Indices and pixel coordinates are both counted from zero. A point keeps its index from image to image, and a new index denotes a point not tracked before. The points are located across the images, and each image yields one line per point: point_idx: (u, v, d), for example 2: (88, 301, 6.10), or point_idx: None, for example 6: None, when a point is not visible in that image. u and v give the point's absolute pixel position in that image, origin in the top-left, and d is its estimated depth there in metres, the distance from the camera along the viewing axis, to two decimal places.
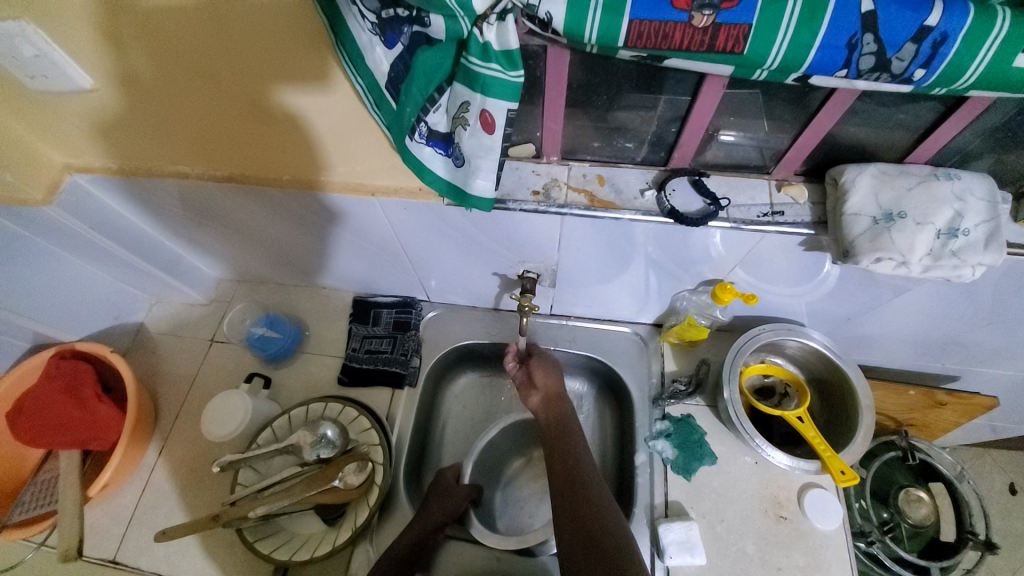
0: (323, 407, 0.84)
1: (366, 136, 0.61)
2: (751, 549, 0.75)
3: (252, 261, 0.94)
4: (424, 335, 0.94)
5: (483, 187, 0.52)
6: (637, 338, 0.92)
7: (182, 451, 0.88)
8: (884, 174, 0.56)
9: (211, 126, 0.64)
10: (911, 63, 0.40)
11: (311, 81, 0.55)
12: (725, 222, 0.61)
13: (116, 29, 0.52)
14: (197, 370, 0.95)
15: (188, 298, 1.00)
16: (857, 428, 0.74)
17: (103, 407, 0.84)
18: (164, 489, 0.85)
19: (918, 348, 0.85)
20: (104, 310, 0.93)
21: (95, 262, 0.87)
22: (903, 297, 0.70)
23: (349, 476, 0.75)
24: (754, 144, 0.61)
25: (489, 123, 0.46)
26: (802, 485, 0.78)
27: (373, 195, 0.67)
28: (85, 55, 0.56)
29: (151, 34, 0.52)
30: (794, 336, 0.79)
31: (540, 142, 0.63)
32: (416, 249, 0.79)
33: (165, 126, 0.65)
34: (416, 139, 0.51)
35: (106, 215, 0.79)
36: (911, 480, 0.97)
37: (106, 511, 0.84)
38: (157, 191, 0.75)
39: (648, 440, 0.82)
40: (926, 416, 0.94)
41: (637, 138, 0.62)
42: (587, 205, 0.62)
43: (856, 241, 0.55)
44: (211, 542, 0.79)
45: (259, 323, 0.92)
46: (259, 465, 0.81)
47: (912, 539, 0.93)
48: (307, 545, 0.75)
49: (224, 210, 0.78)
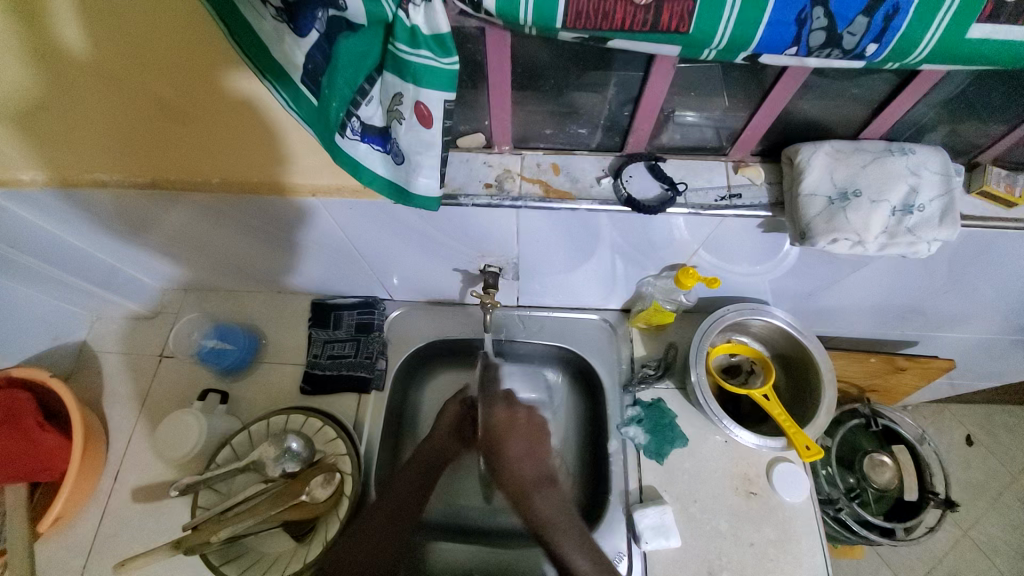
0: (285, 420, 0.80)
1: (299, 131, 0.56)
2: (723, 526, 0.76)
3: (197, 269, 0.88)
4: (389, 336, 0.91)
5: (427, 185, 0.48)
6: (606, 325, 0.91)
7: (139, 474, 0.83)
8: (838, 152, 0.55)
9: (127, 127, 0.58)
10: (863, 38, 0.38)
11: (233, 71, 0.50)
12: (683, 208, 0.59)
13: (16, 22, 0.47)
14: (148, 388, 0.89)
15: (130, 311, 0.94)
16: (820, 403, 0.75)
17: (47, 436, 0.78)
18: (122, 515, 0.80)
19: (878, 318, 0.87)
20: (39, 332, 0.86)
21: (22, 280, 0.80)
22: (860, 271, 0.70)
23: (316, 489, 0.72)
24: (710, 124, 0.59)
25: (425, 116, 0.43)
26: (770, 460, 0.80)
27: (315, 195, 0.63)
28: None
29: (55, 23, 0.47)
30: (758, 314, 0.80)
31: (489, 131, 0.60)
32: (371, 249, 0.75)
33: (75, 131, 0.59)
34: (349, 136, 0.46)
35: (24, 230, 0.72)
36: (875, 446, 0.99)
37: (58, 545, 0.79)
38: (80, 203, 0.68)
39: (620, 427, 0.82)
40: (888, 381, 0.97)
41: (591, 123, 0.59)
42: (542, 196, 0.59)
43: (813, 222, 0.54)
44: (175, 568, 0.75)
45: (210, 336, 0.87)
46: (219, 485, 0.77)
47: (878, 502, 0.96)
48: (277, 563, 0.72)
49: (156, 218, 0.72)
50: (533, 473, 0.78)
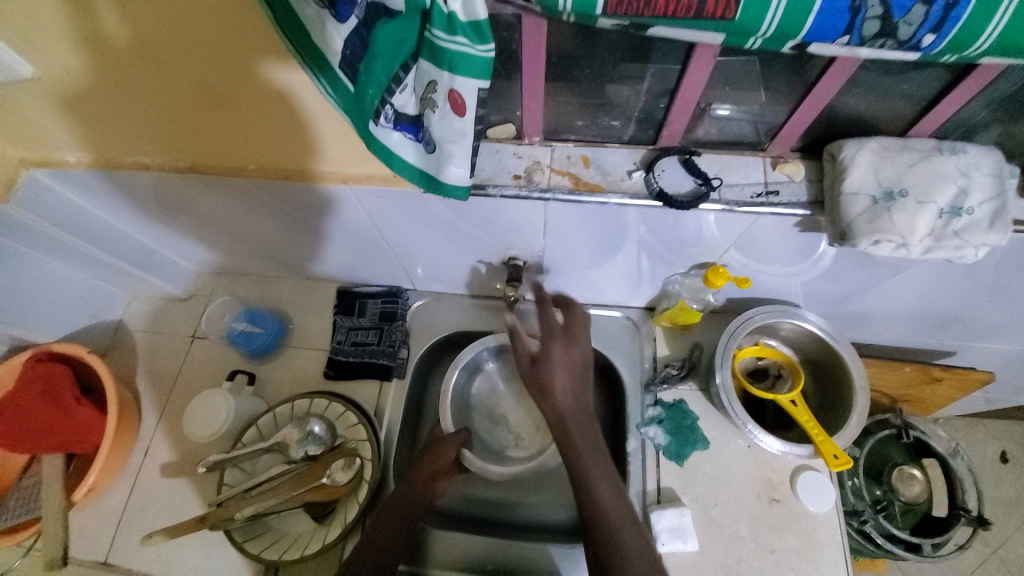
0: (309, 403, 0.82)
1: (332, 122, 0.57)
2: (743, 531, 0.74)
3: (228, 253, 0.90)
4: (411, 325, 0.92)
5: (458, 175, 0.47)
6: (629, 322, 0.90)
7: (168, 449, 0.86)
8: (884, 150, 0.53)
9: (168, 113, 0.60)
10: (919, 28, 0.36)
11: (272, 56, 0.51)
12: (717, 204, 0.57)
13: (55, 17, 0.49)
14: (180, 366, 0.92)
15: (167, 292, 0.97)
16: (852, 410, 0.72)
17: (83, 410, 0.81)
18: (151, 488, 0.84)
19: (915, 325, 0.84)
20: (80, 309, 0.90)
21: (65, 258, 0.83)
22: (900, 276, 0.67)
23: (337, 473, 0.73)
24: (748, 118, 0.57)
25: (459, 105, 0.42)
26: (795, 467, 0.77)
27: (345, 183, 0.63)
28: (32, 44, 0.52)
29: (93, 19, 0.49)
30: (790, 318, 0.77)
31: (520, 121, 0.59)
32: (397, 239, 0.76)
33: (122, 116, 0.61)
34: (382, 123, 0.46)
35: (66, 209, 0.74)
36: (905, 458, 0.96)
37: (92, 514, 0.83)
38: (122, 186, 0.71)
39: (640, 426, 0.81)
40: (921, 391, 0.93)
41: (624, 115, 0.58)
42: (572, 188, 0.58)
43: (854, 223, 0.52)
44: (200, 541, 0.78)
45: (240, 318, 0.89)
46: (245, 465, 0.79)
47: (904, 516, 0.93)
48: (297, 543, 0.73)
49: (193, 201, 0.73)
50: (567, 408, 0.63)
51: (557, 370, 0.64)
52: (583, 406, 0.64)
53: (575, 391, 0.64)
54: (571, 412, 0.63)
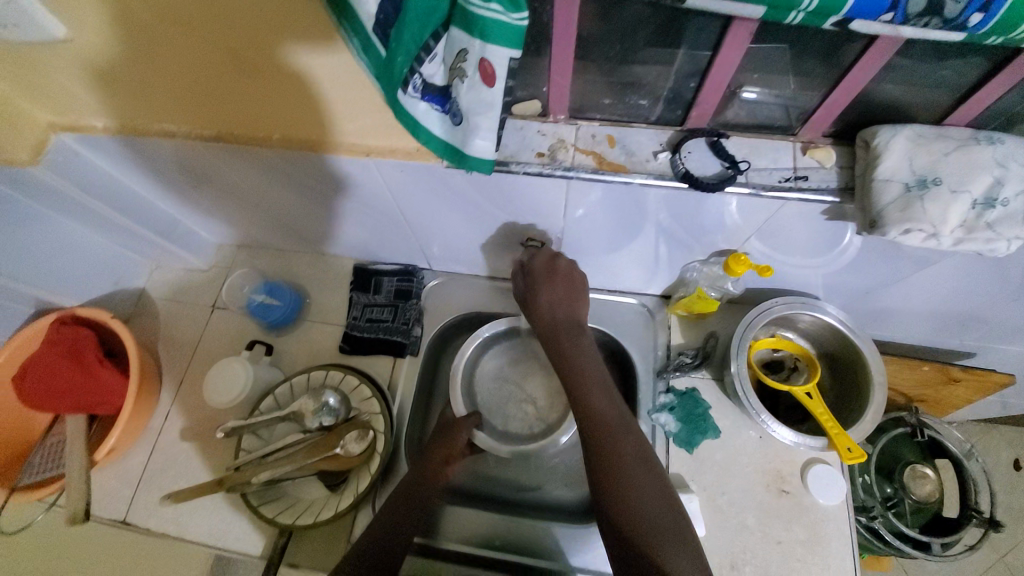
0: (324, 374, 0.83)
1: (361, 92, 0.57)
2: (750, 521, 0.75)
3: (248, 225, 0.91)
4: (426, 304, 0.93)
5: (483, 147, 0.47)
6: (644, 310, 0.90)
7: (187, 414, 0.88)
8: (920, 137, 0.51)
9: (196, 78, 0.60)
10: (968, 7, 0.35)
11: (311, 41, 0.52)
12: (743, 187, 0.56)
13: None
14: (200, 335, 0.94)
15: (189, 263, 0.99)
16: (868, 405, 0.72)
17: (106, 372, 0.84)
18: (170, 452, 0.86)
19: (937, 324, 0.82)
20: (104, 275, 0.93)
21: (91, 224, 0.84)
22: (925, 270, 0.66)
23: (350, 444, 0.75)
24: (779, 101, 0.56)
25: (489, 75, 0.42)
26: (807, 460, 0.77)
27: (369, 155, 0.63)
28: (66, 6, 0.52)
29: None
30: (810, 309, 0.76)
31: (546, 98, 0.59)
32: (416, 216, 0.76)
33: (151, 81, 0.61)
34: (410, 93, 0.46)
35: (93, 174, 0.75)
36: (918, 457, 0.94)
37: (113, 474, 0.85)
38: (148, 152, 0.72)
39: (651, 413, 0.81)
40: (939, 393, 0.93)
41: (652, 94, 0.57)
42: (595, 167, 0.58)
43: (885, 211, 0.51)
44: (216, 504, 0.80)
45: (258, 290, 0.90)
46: (262, 431, 0.80)
47: (914, 514, 0.92)
48: (310, 509, 0.74)
49: (217, 170, 0.74)
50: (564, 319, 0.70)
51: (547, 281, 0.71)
52: (575, 316, 0.71)
53: (568, 298, 0.71)
54: (563, 321, 0.70)
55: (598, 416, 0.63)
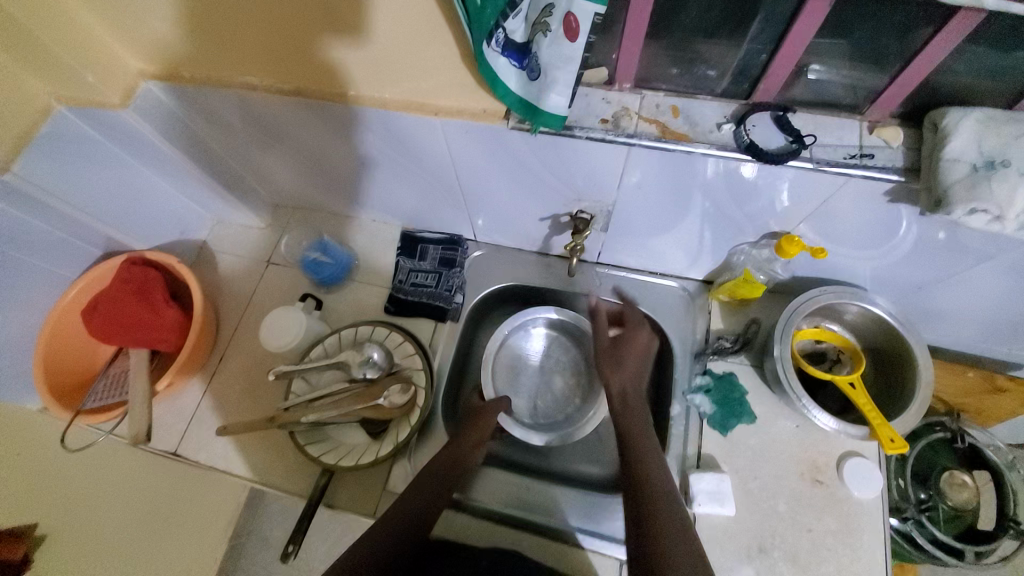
0: (371, 330, 0.87)
1: (405, 55, 0.63)
2: (781, 507, 0.75)
3: (306, 186, 0.96)
4: (469, 274, 0.96)
5: (558, 101, 0.51)
6: (684, 293, 0.90)
7: (239, 360, 0.93)
8: (991, 120, 0.51)
9: (259, 40, 0.66)
10: None
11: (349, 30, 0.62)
12: (806, 161, 0.57)
13: None
14: (255, 287, 0.99)
15: (247, 220, 1.04)
16: (912, 399, 0.71)
17: (170, 311, 0.89)
18: (221, 393, 0.91)
19: (988, 328, 0.80)
20: (171, 224, 0.99)
21: (163, 173, 0.90)
22: (982, 265, 0.65)
23: (393, 396, 0.78)
24: (846, 81, 0.56)
25: (573, 29, 0.46)
26: (844, 452, 0.77)
27: (436, 115, 0.64)
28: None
29: None
30: (858, 301, 0.76)
31: (614, 66, 0.60)
32: (472, 182, 0.79)
33: (222, 40, 0.67)
34: (493, 47, 0.49)
35: (172, 123, 0.79)
36: (955, 464, 0.93)
37: (168, 408, 0.91)
38: (215, 101, 0.74)
39: (686, 393, 0.82)
40: (982, 403, 0.90)
41: (720, 66, 0.58)
42: (658, 136, 0.59)
43: (952, 190, 0.50)
44: (263, 444, 0.85)
45: (313, 247, 0.95)
46: (310, 377, 0.85)
47: (948, 522, 0.90)
48: (352, 452, 0.78)
49: (283, 125, 0.77)
50: (630, 383, 0.76)
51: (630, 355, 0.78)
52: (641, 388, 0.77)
53: (638, 376, 0.78)
54: (631, 386, 0.76)
55: (637, 449, 0.68)
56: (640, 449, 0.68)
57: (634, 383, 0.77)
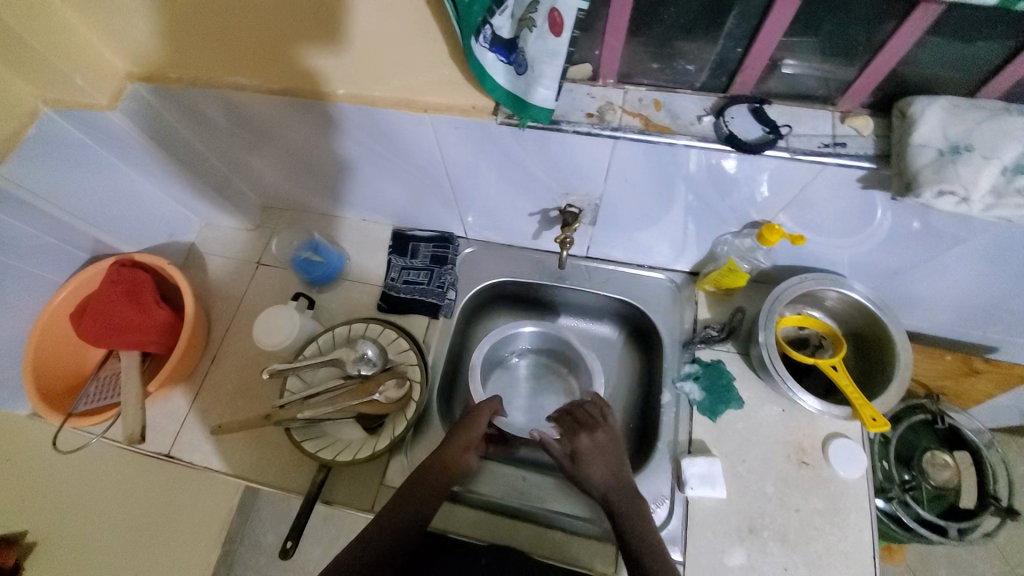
0: (364, 327, 0.88)
1: (381, 55, 0.65)
2: (770, 489, 0.77)
3: (295, 187, 0.96)
4: (460, 271, 0.97)
5: (544, 96, 0.54)
6: (672, 285, 0.92)
7: (231, 360, 0.93)
8: (955, 107, 0.54)
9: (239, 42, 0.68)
10: None
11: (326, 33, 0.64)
12: (783, 151, 0.59)
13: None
14: (246, 288, 1.00)
15: (237, 222, 1.04)
16: (891, 379, 0.74)
17: (161, 312, 0.89)
18: (214, 393, 0.91)
19: (962, 312, 0.84)
20: (160, 227, 0.99)
21: (151, 175, 0.90)
22: (953, 249, 0.68)
23: (389, 391, 0.79)
24: (818, 74, 0.59)
25: (557, 24, 0.50)
26: (829, 434, 0.79)
27: (425, 111, 0.66)
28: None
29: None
30: (836, 287, 0.78)
31: (597, 62, 0.63)
32: (461, 179, 0.80)
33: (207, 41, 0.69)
34: (480, 43, 0.51)
35: (160, 125, 0.79)
36: (936, 444, 0.96)
37: (160, 410, 0.90)
38: (202, 103, 0.74)
39: (675, 381, 0.84)
40: (960, 385, 0.95)
41: (699, 61, 0.61)
42: (641, 128, 0.61)
43: (920, 173, 0.53)
44: (258, 443, 0.85)
45: (304, 247, 0.95)
46: (305, 375, 0.85)
47: (932, 501, 0.93)
48: (348, 447, 0.79)
49: (271, 125, 0.77)
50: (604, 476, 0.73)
51: (592, 459, 0.75)
52: (622, 474, 0.74)
53: (614, 467, 0.75)
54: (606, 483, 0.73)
55: (623, 517, 0.68)
56: (624, 512, 0.69)
57: (614, 479, 0.73)
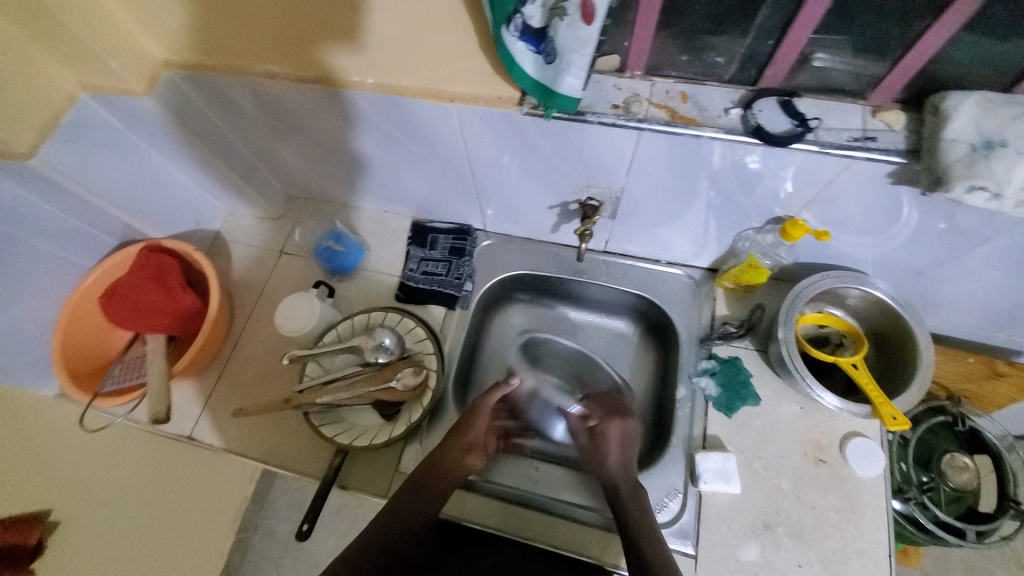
0: (383, 315, 0.89)
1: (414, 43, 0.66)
2: (786, 485, 0.76)
3: (319, 176, 0.98)
4: (478, 263, 0.98)
5: (573, 85, 0.54)
6: (690, 281, 0.92)
7: (253, 346, 0.95)
8: (989, 102, 0.53)
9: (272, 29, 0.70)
10: None
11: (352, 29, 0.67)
12: (811, 144, 0.58)
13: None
14: (269, 275, 1.01)
15: (260, 211, 1.06)
16: (912, 379, 0.73)
17: (186, 297, 0.91)
18: (236, 377, 0.93)
19: (988, 315, 0.82)
20: (186, 213, 1.01)
21: (179, 162, 0.92)
22: (982, 249, 0.67)
23: (406, 378, 0.81)
24: (849, 68, 0.59)
25: (589, 13, 0.49)
26: (847, 433, 0.79)
27: (452, 101, 0.66)
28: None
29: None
30: (858, 285, 0.78)
31: (626, 53, 0.63)
32: (483, 171, 0.81)
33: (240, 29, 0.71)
34: (511, 31, 0.52)
35: (190, 113, 0.81)
36: (955, 446, 0.95)
37: (183, 393, 0.93)
38: (233, 91, 0.76)
39: (691, 376, 0.84)
40: (981, 389, 0.92)
41: (729, 53, 0.60)
42: (668, 120, 0.61)
43: (951, 168, 0.53)
44: (277, 426, 0.87)
45: (326, 236, 0.95)
46: (324, 361, 0.86)
47: (950, 504, 0.92)
48: (365, 433, 0.80)
49: (299, 115, 0.78)
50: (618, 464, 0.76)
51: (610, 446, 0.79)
52: (632, 470, 0.75)
53: (626, 465, 0.76)
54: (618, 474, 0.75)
55: (626, 508, 0.69)
56: (628, 505, 0.70)
57: (623, 473, 0.75)
